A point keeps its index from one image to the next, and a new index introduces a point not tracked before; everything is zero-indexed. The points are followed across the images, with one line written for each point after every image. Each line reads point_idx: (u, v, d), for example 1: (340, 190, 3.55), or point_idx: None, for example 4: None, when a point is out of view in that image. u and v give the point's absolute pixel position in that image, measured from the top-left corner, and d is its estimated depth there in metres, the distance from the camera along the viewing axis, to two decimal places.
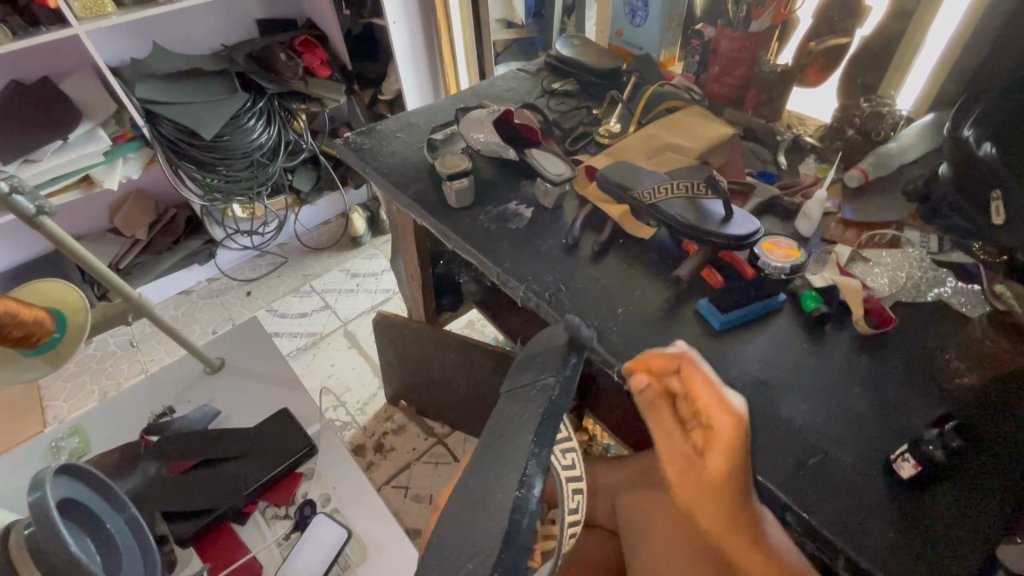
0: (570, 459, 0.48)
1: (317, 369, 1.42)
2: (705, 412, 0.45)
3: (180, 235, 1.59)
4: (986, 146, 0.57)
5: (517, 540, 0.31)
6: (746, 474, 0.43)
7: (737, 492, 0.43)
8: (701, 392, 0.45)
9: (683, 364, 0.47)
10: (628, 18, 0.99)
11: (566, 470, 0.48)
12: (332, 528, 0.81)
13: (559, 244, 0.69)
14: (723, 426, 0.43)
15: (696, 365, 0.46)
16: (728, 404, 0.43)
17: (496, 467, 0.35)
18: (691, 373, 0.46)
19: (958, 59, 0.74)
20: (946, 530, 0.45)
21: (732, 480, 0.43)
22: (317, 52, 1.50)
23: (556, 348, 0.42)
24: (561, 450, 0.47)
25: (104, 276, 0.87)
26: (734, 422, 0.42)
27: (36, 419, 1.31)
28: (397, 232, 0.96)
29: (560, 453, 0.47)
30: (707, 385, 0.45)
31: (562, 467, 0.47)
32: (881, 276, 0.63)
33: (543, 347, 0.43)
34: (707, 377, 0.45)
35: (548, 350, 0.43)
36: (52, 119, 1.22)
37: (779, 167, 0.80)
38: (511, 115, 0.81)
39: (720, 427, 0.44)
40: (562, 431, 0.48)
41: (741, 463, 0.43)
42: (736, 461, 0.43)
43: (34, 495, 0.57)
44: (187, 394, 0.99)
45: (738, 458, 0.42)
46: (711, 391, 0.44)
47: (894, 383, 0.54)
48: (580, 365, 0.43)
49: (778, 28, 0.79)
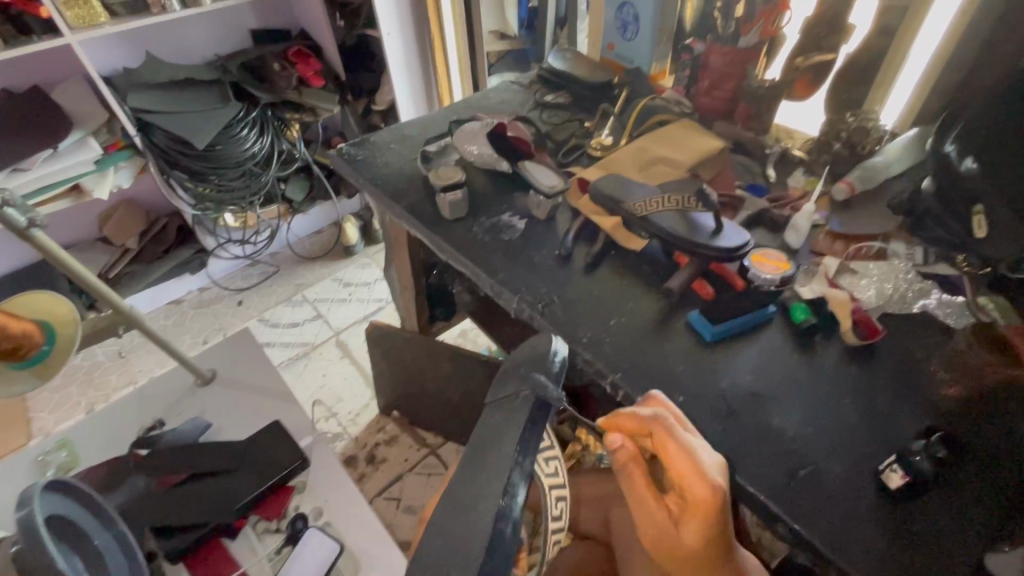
0: (553, 467, 0.47)
1: (309, 379, 1.42)
2: (681, 480, 0.45)
3: (171, 245, 1.58)
4: (967, 160, 0.60)
5: (512, 555, 0.32)
6: (723, 537, 0.45)
7: (715, 553, 0.45)
8: (676, 459, 0.45)
9: (658, 429, 0.47)
10: (620, 33, 1.00)
11: (548, 477, 0.47)
12: (325, 542, 0.82)
13: (552, 256, 0.70)
14: (702, 496, 0.44)
15: (670, 433, 0.46)
16: (707, 474, 0.44)
17: (478, 471, 0.35)
18: (665, 442, 0.46)
19: (940, 76, 0.76)
20: (936, 541, 0.46)
21: (711, 544, 0.44)
22: (311, 62, 1.49)
23: (532, 357, 0.42)
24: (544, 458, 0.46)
25: (95, 287, 0.87)
26: (715, 494, 0.43)
27: (21, 430, 1.30)
28: (390, 242, 0.97)
29: (543, 460, 0.46)
30: (683, 452, 0.45)
31: (545, 475, 0.46)
32: (868, 288, 0.64)
33: (523, 356, 0.43)
34: (684, 446, 0.46)
35: (530, 358, 0.42)
36: (42, 128, 1.21)
37: (768, 180, 0.81)
38: (505, 128, 0.83)
39: (696, 496, 0.44)
40: (545, 440, 0.47)
41: (719, 529, 0.44)
42: (714, 527, 0.44)
43: (22, 511, 0.57)
44: (178, 405, 0.99)
45: (717, 527, 0.44)
46: (688, 459, 0.45)
47: (882, 394, 0.55)
48: (562, 371, 0.43)
49: (767, 44, 0.81)
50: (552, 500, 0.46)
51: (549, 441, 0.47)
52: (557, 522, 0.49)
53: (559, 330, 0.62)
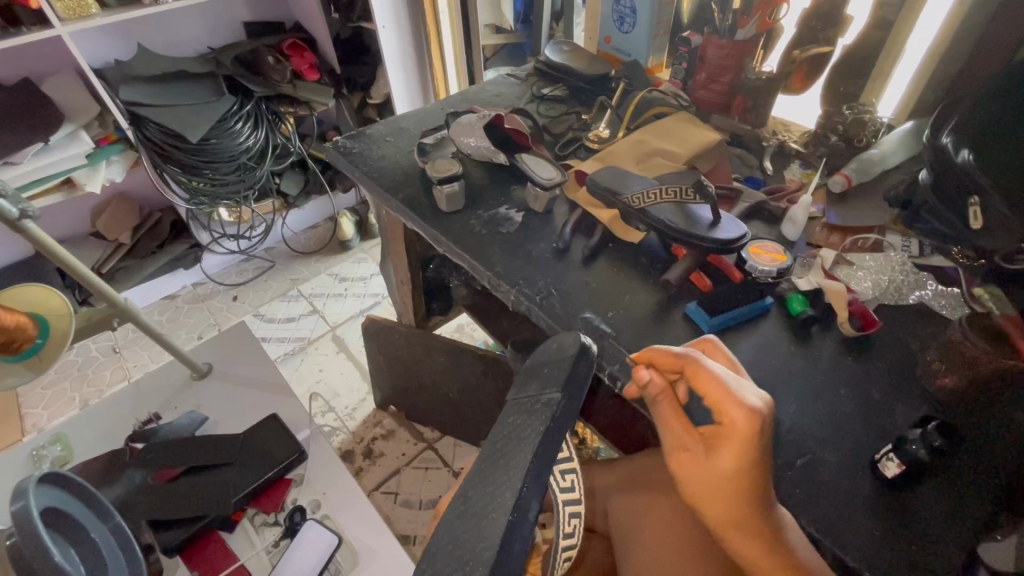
0: (569, 482, 0.48)
1: (305, 374, 1.41)
2: (717, 407, 0.44)
3: (165, 239, 1.56)
4: (964, 152, 0.59)
5: (511, 547, 0.32)
6: (756, 470, 0.42)
7: (749, 483, 0.42)
8: (707, 389, 0.45)
9: (688, 364, 0.47)
10: (617, 25, 1.00)
11: (564, 492, 0.48)
12: (323, 533, 0.81)
13: (549, 248, 0.70)
14: (735, 421, 0.43)
15: (698, 367, 0.46)
16: (743, 398, 0.43)
17: (495, 482, 0.35)
18: (700, 375, 0.46)
19: (934, 72, 0.76)
20: (930, 529, 0.46)
21: (746, 471, 0.42)
22: (305, 55, 1.50)
23: (565, 358, 0.42)
24: (561, 471, 0.47)
25: (89, 280, 0.86)
26: (747, 416, 0.42)
27: (14, 427, 1.28)
28: (387, 235, 0.96)
29: (558, 475, 0.47)
30: (716, 381, 0.45)
31: (559, 490, 0.47)
32: (864, 280, 0.65)
33: (552, 357, 0.43)
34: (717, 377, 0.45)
35: (553, 359, 0.42)
36: (33, 120, 1.19)
37: (765, 172, 0.81)
38: (502, 120, 0.82)
39: (731, 421, 0.43)
40: (562, 452, 0.48)
41: (754, 454, 0.42)
42: (747, 454, 0.42)
43: (16, 504, 0.56)
44: (174, 399, 0.98)
45: (752, 450, 0.42)
46: (721, 385, 0.45)
47: (878, 384, 0.56)
48: (591, 367, 0.42)
49: (764, 37, 0.80)
50: (566, 516, 0.47)
51: (568, 453, 0.48)
52: (568, 536, 0.49)
53: (556, 322, 0.62)
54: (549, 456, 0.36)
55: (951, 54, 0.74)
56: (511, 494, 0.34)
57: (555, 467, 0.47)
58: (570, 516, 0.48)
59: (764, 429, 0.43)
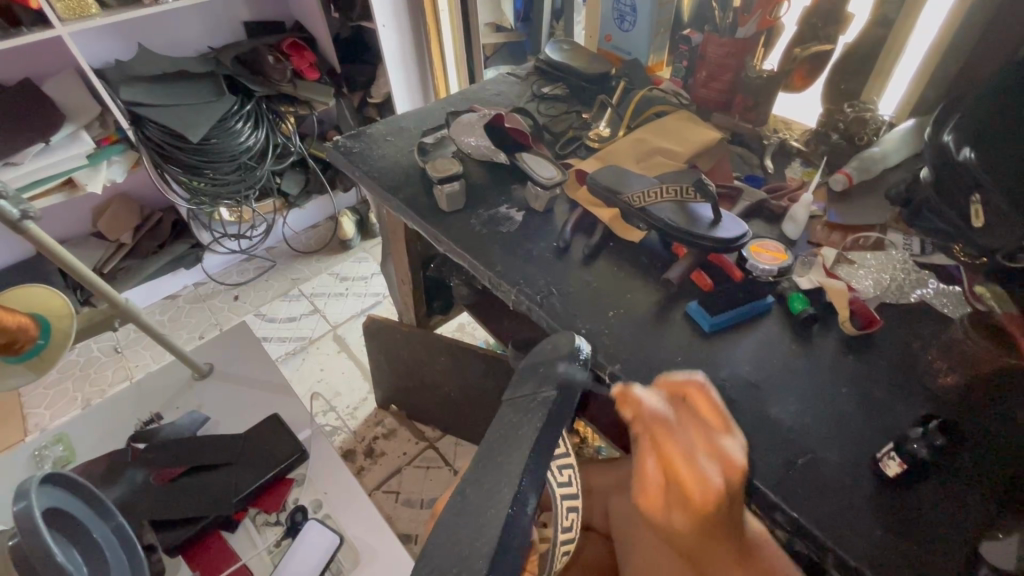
0: (567, 477, 0.48)
1: (306, 373, 1.41)
2: (677, 479, 0.39)
3: (167, 240, 1.56)
4: (965, 150, 0.58)
5: (508, 546, 0.32)
6: (716, 532, 0.40)
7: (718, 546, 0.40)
8: (669, 464, 0.40)
9: (652, 425, 0.42)
10: (618, 23, 1.00)
11: (562, 487, 0.48)
12: (324, 534, 0.81)
13: (550, 248, 0.70)
14: (694, 495, 0.38)
15: (662, 430, 0.41)
16: (703, 470, 0.39)
17: (493, 478, 0.35)
18: (664, 443, 0.40)
19: (936, 69, 0.76)
20: (930, 528, 0.46)
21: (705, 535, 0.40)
22: (305, 54, 1.50)
23: (558, 357, 0.42)
24: (557, 465, 0.47)
25: (89, 281, 0.86)
26: (704, 492, 0.38)
27: (17, 427, 1.29)
28: (388, 235, 0.96)
29: (556, 469, 0.47)
30: (679, 453, 0.40)
31: (557, 484, 0.47)
32: (866, 278, 0.64)
33: (546, 356, 0.43)
34: (680, 446, 0.40)
35: (549, 358, 0.42)
36: (34, 121, 1.19)
37: (766, 170, 0.80)
38: (502, 119, 0.82)
39: (691, 494, 0.39)
40: (561, 447, 0.49)
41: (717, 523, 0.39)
42: (704, 523, 0.39)
43: (18, 505, 0.56)
44: (176, 399, 0.98)
45: (709, 520, 0.39)
46: (683, 459, 0.39)
47: (879, 382, 0.56)
48: (585, 367, 0.43)
49: (764, 35, 0.80)
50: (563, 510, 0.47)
51: (565, 448, 0.48)
52: (567, 530, 0.49)
53: (556, 321, 0.62)
54: (545, 454, 0.36)
55: (952, 52, 0.74)
56: (507, 490, 0.34)
57: (552, 460, 0.47)
58: (569, 511, 0.48)
59: (725, 501, 0.38)
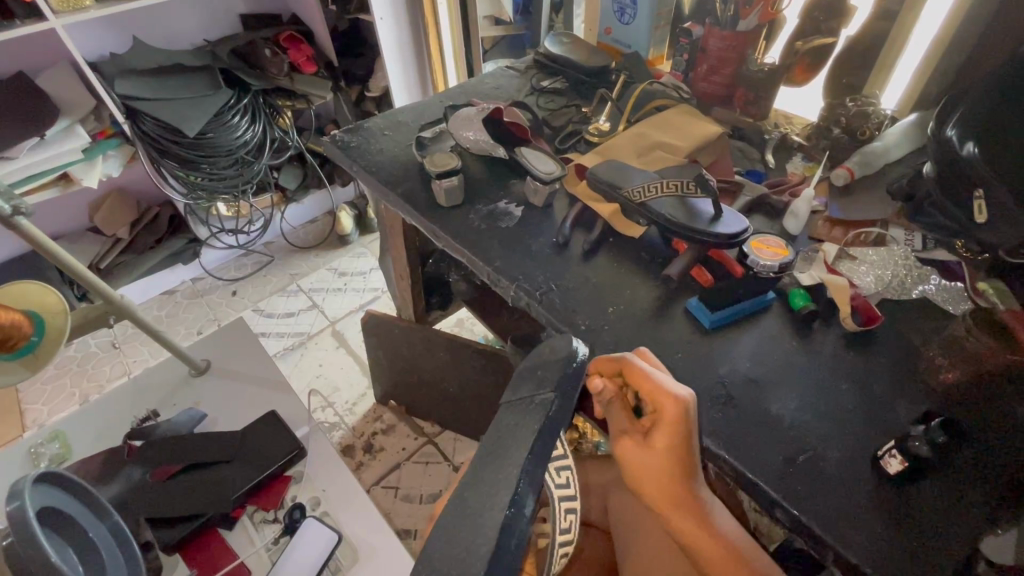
0: (565, 478, 0.48)
1: (304, 369, 1.41)
2: (652, 399, 0.46)
3: (163, 235, 1.56)
4: (968, 145, 0.58)
5: (507, 550, 0.31)
6: (690, 450, 0.45)
7: (686, 471, 0.46)
8: (643, 385, 0.46)
9: (623, 363, 0.48)
10: (617, 16, 0.99)
11: (559, 488, 0.48)
12: (322, 531, 0.81)
13: (549, 243, 0.69)
14: (670, 409, 0.44)
15: (635, 363, 0.47)
16: (673, 388, 0.45)
17: (490, 480, 0.34)
18: (635, 373, 0.47)
19: (939, 64, 0.75)
20: (931, 526, 0.46)
21: (680, 454, 0.45)
22: (302, 47, 1.47)
23: (556, 359, 0.41)
24: (556, 468, 0.47)
25: (85, 277, 0.85)
26: (680, 403, 0.44)
27: (14, 423, 1.29)
28: (386, 230, 0.95)
29: (554, 471, 0.47)
30: (648, 376, 0.46)
31: (555, 486, 0.47)
32: (867, 274, 0.63)
33: (543, 359, 0.42)
34: (649, 370, 0.47)
35: (547, 361, 0.41)
36: (27, 115, 1.18)
37: (767, 165, 0.80)
38: (501, 112, 0.80)
39: (667, 410, 0.45)
40: (556, 449, 0.48)
41: (686, 438, 0.45)
42: (681, 438, 0.45)
43: (13, 504, 0.56)
44: (173, 396, 0.98)
45: (685, 434, 0.45)
46: (652, 380, 0.46)
47: (880, 378, 0.55)
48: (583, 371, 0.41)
49: (765, 27, 0.79)
50: (562, 512, 0.47)
51: (562, 451, 0.48)
52: (565, 531, 0.49)
53: (556, 318, 0.61)
54: (545, 454, 0.36)
55: (955, 44, 0.73)
56: (506, 490, 0.33)
57: (550, 464, 0.47)
58: (567, 511, 0.48)
59: (694, 414, 0.45)
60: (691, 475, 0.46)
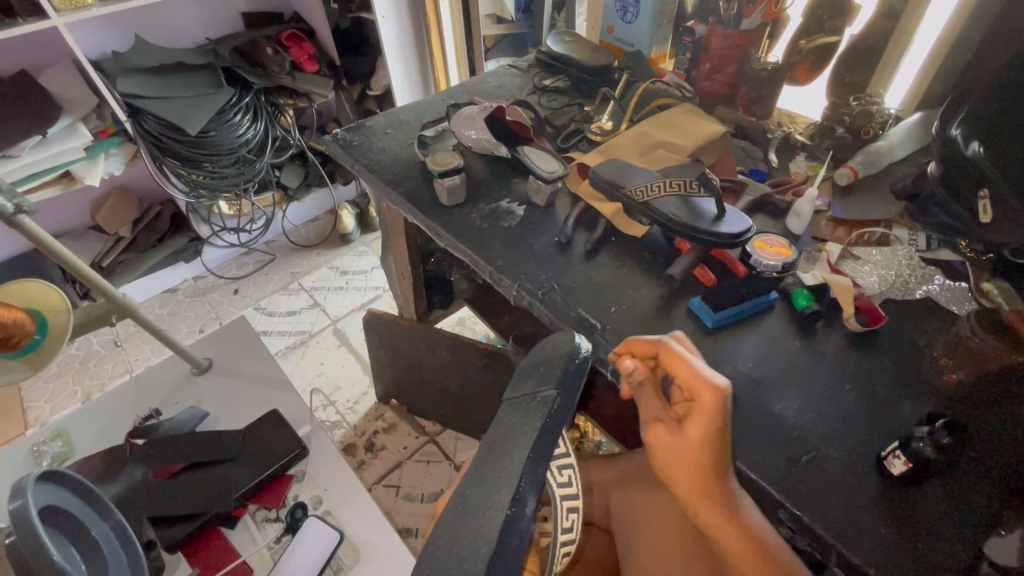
0: (567, 477, 0.48)
1: (306, 368, 1.41)
2: (687, 386, 0.46)
3: (165, 233, 1.56)
4: (973, 145, 0.57)
5: (511, 551, 0.31)
6: (724, 441, 0.45)
7: (718, 463, 0.45)
8: (678, 371, 0.47)
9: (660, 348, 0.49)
10: (620, 15, 0.99)
11: (560, 487, 0.47)
12: (324, 530, 0.81)
13: (551, 242, 0.69)
14: (704, 395, 0.44)
15: (671, 349, 0.48)
16: (708, 375, 0.45)
17: (494, 479, 0.34)
18: (672, 359, 0.47)
19: (943, 64, 0.75)
20: (936, 528, 0.46)
21: (713, 444, 0.45)
22: (304, 46, 1.48)
23: (558, 356, 0.41)
24: (556, 467, 0.47)
25: (87, 276, 0.85)
26: (713, 390, 0.44)
27: (17, 421, 1.29)
28: (388, 229, 0.95)
29: (556, 470, 0.47)
30: (684, 362, 0.47)
31: (556, 485, 0.47)
32: (870, 273, 0.63)
33: (546, 356, 0.42)
34: (685, 357, 0.47)
35: (549, 357, 0.41)
36: (30, 113, 1.18)
37: (770, 165, 0.80)
38: (504, 111, 0.80)
39: (700, 396, 0.45)
40: (559, 447, 0.48)
41: (720, 429, 0.44)
42: (714, 426, 0.44)
43: (15, 503, 0.56)
44: (175, 395, 0.98)
45: (719, 423, 0.44)
46: (688, 365, 0.46)
47: (883, 379, 0.55)
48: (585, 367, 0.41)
49: (769, 26, 0.79)
50: (563, 511, 0.47)
51: (564, 448, 0.48)
52: (567, 532, 0.49)
53: (558, 318, 0.61)
54: (549, 453, 0.36)
55: (959, 44, 0.73)
56: (509, 491, 0.33)
57: (551, 463, 0.47)
58: (568, 512, 0.48)
59: (729, 403, 0.45)
60: (723, 467, 0.45)
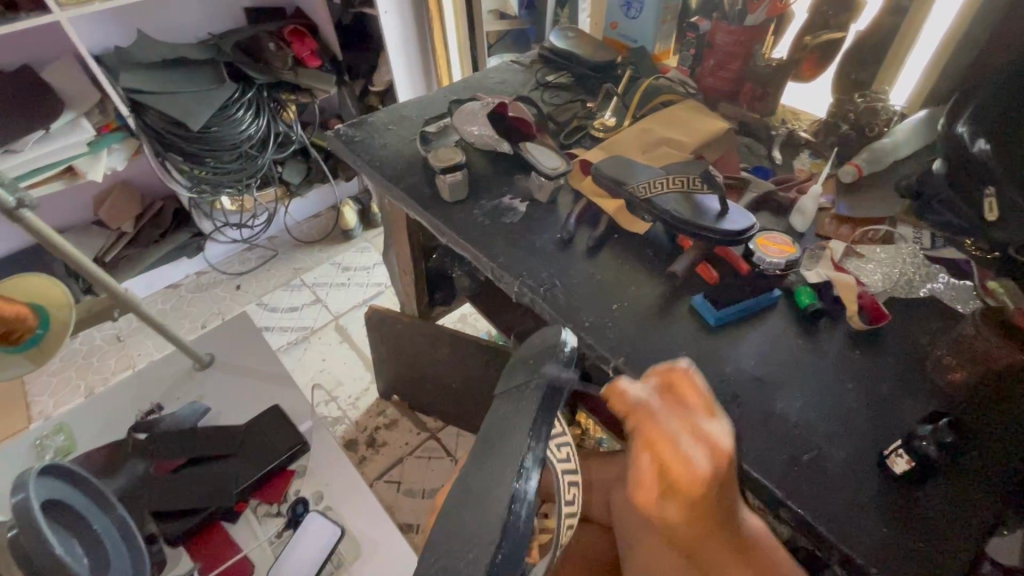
0: (565, 453, 0.46)
1: (308, 364, 1.41)
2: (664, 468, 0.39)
3: (168, 228, 1.56)
4: (979, 142, 0.57)
5: (510, 546, 0.31)
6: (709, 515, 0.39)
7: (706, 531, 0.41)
8: (656, 448, 0.39)
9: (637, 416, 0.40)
10: (623, 10, 0.98)
11: (561, 462, 0.45)
12: (326, 525, 0.81)
13: (553, 239, 0.69)
14: (685, 483, 0.38)
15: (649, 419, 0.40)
16: (690, 459, 0.38)
17: (493, 468, 0.34)
18: (649, 432, 0.39)
19: (948, 61, 0.75)
20: (937, 526, 0.46)
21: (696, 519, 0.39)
22: (307, 41, 1.48)
23: (549, 347, 0.40)
24: (555, 443, 0.45)
25: (88, 271, 0.85)
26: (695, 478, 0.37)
27: (21, 415, 1.29)
28: (390, 225, 0.95)
29: (554, 447, 0.45)
30: (663, 438, 0.39)
31: (556, 460, 0.45)
32: (874, 272, 0.63)
33: (534, 349, 0.41)
34: (664, 432, 0.39)
35: (539, 350, 0.41)
36: (32, 108, 1.18)
37: (774, 162, 0.79)
38: (506, 107, 0.81)
39: (681, 482, 0.38)
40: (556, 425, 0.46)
41: (703, 507, 0.39)
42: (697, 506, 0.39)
43: (17, 496, 0.56)
44: (177, 390, 0.98)
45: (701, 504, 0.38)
46: (667, 445, 0.38)
47: (886, 378, 0.55)
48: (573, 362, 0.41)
49: (773, 22, 0.79)
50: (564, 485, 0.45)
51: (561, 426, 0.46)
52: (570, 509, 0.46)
53: (559, 315, 0.61)
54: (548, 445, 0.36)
55: (965, 40, 0.72)
56: (509, 487, 0.33)
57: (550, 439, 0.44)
58: (570, 486, 0.46)
59: (715, 483, 0.38)
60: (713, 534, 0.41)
